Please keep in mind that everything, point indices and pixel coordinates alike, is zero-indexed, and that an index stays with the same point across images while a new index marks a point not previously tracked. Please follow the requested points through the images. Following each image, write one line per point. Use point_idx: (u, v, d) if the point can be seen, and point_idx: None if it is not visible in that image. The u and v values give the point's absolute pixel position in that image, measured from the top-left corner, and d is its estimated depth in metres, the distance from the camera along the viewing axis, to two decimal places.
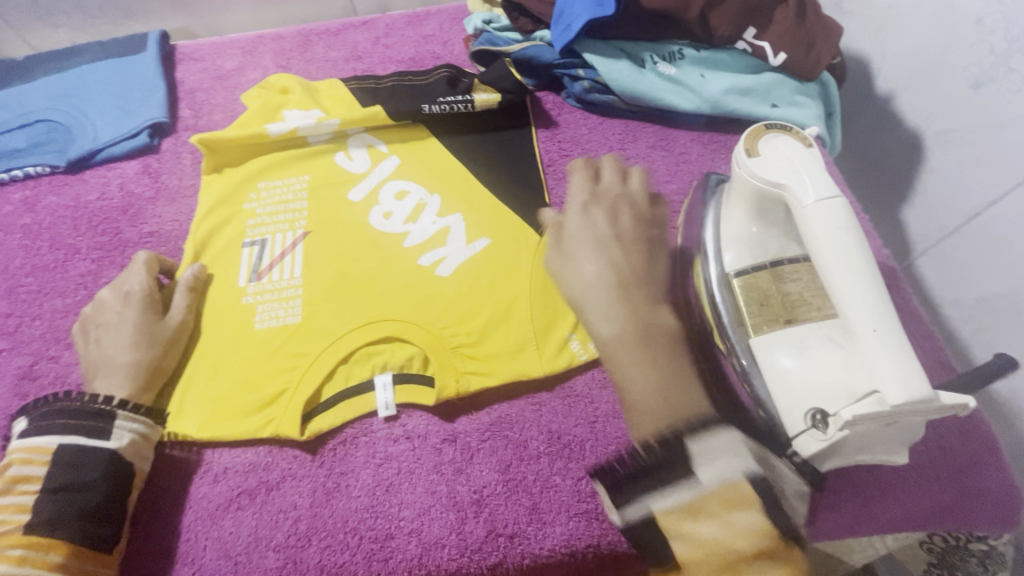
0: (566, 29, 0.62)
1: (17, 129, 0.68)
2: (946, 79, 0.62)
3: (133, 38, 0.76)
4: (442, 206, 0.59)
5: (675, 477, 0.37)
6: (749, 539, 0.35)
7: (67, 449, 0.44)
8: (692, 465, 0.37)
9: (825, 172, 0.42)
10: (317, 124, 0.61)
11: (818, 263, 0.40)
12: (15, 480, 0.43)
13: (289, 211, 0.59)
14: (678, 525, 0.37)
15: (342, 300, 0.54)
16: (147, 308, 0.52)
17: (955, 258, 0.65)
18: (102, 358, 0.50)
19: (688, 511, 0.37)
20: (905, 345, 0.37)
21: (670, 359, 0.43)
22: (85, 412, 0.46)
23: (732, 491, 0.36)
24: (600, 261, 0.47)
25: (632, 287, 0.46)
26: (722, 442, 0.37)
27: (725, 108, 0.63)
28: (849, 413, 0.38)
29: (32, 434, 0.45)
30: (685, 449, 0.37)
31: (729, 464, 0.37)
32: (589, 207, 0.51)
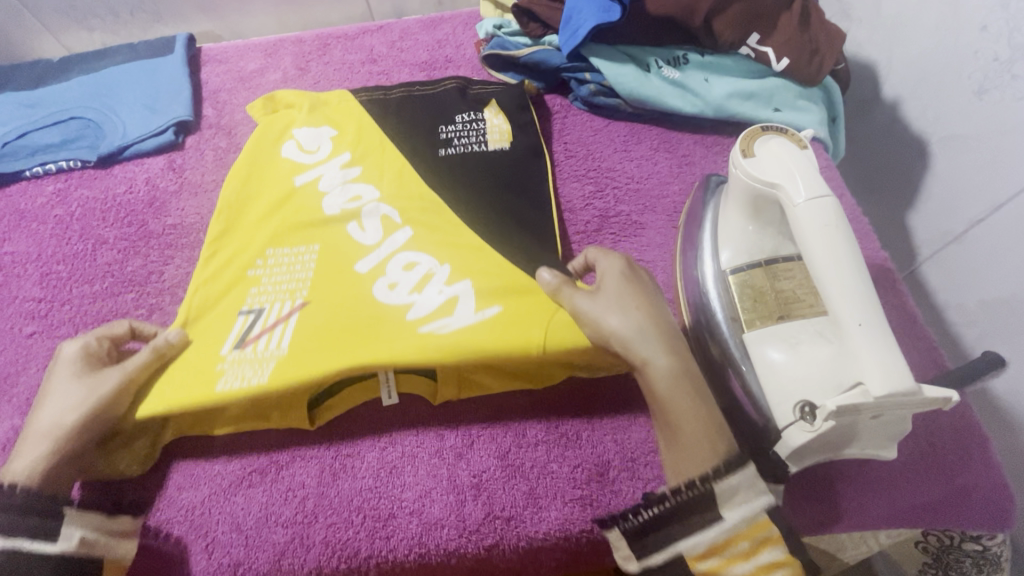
0: (573, 34, 0.64)
1: (53, 126, 0.72)
2: (951, 85, 0.63)
3: (162, 41, 0.80)
4: (453, 274, 0.53)
5: (702, 519, 0.41)
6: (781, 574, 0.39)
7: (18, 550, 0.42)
8: (719, 504, 0.41)
9: (818, 173, 0.43)
10: (340, 172, 0.61)
11: (807, 260, 0.41)
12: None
13: (292, 279, 0.55)
14: (711, 565, 0.41)
15: (323, 353, 0.49)
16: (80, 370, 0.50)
17: (959, 263, 0.65)
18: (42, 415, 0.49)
19: (718, 552, 0.41)
20: (890, 339, 0.38)
21: (710, 409, 0.43)
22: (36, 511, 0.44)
23: (758, 526, 0.40)
24: (645, 309, 0.47)
25: (676, 345, 0.46)
26: (744, 479, 0.41)
27: (728, 112, 0.64)
28: (834, 403, 0.39)
29: None
30: (713, 489, 0.40)
31: (751, 501, 0.41)
32: (626, 275, 0.49)
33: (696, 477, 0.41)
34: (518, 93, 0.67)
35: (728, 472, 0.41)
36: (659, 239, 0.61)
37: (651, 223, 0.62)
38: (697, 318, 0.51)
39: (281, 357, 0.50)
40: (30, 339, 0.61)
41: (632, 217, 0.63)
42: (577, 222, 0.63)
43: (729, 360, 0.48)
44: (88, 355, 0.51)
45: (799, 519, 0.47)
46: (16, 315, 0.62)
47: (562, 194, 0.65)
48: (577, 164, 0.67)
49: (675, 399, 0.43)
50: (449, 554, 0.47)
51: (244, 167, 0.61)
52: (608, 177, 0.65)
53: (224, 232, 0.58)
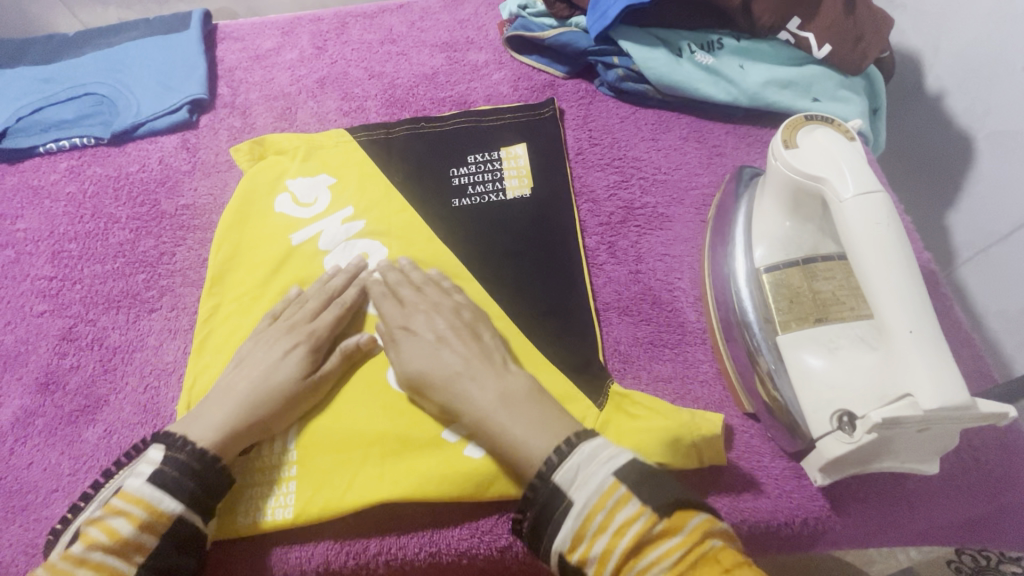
0: (601, 16, 0.61)
1: (66, 102, 0.71)
2: (1003, 77, 0.59)
3: (178, 17, 0.78)
4: None
5: (560, 508, 0.37)
6: (637, 529, 0.35)
7: (183, 527, 0.41)
8: (566, 491, 0.38)
9: (867, 166, 0.40)
10: (343, 229, 0.59)
11: (854, 260, 0.38)
12: (127, 544, 0.39)
13: None
14: (582, 552, 0.36)
15: (336, 469, 0.48)
16: (313, 363, 0.50)
17: (1001, 266, 0.62)
18: (229, 388, 0.47)
19: (582, 534, 0.36)
20: (943, 347, 0.35)
21: (515, 416, 0.43)
22: (212, 484, 0.43)
23: (607, 489, 0.37)
24: (414, 349, 0.48)
25: (473, 364, 0.46)
26: (582, 455, 0.39)
27: (764, 100, 0.61)
28: (879, 415, 0.37)
29: (152, 479, 0.41)
30: (553, 484, 0.38)
31: (594, 471, 0.38)
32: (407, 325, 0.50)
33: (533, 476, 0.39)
34: (536, 127, 0.64)
35: (562, 458, 0.39)
36: (686, 233, 0.58)
37: (677, 216, 0.59)
38: (729, 322, 0.48)
39: (295, 460, 0.48)
40: (41, 318, 0.60)
41: (658, 209, 0.60)
42: (600, 213, 0.60)
43: (762, 367, 0.45)
44: (327, 342, 0.52)
45: (827, 531, 0.44)
46: (28, 294, 0.62)
47: (586, 183, 0.62)
48: (602, 152, 0.64)
49: (490, 417, 0.43)
50: (460, 555, 0.46)
51: (239, 227, 0.60)
52: (634, 166, 0.62)
53: (215, 309, 0.56)
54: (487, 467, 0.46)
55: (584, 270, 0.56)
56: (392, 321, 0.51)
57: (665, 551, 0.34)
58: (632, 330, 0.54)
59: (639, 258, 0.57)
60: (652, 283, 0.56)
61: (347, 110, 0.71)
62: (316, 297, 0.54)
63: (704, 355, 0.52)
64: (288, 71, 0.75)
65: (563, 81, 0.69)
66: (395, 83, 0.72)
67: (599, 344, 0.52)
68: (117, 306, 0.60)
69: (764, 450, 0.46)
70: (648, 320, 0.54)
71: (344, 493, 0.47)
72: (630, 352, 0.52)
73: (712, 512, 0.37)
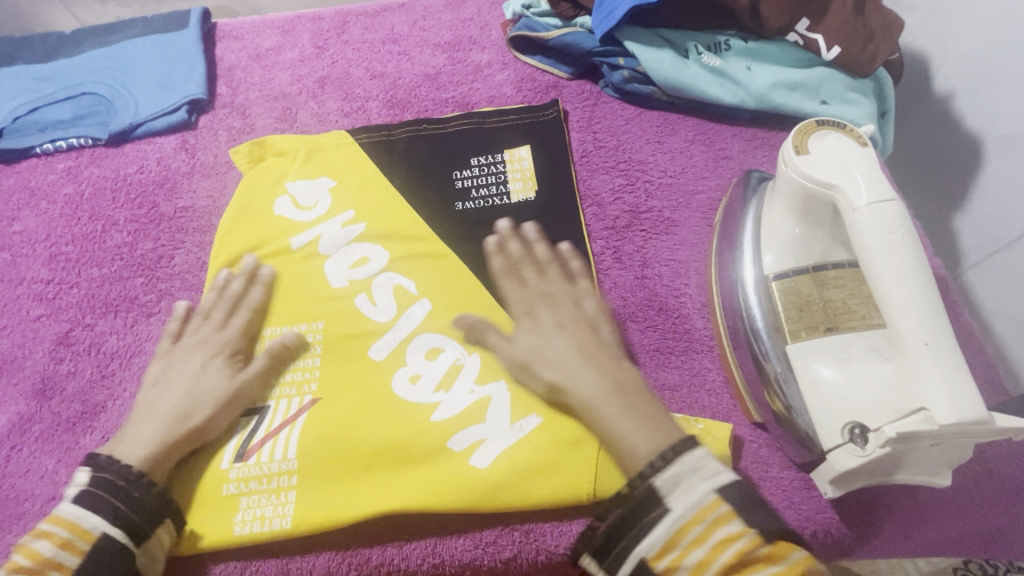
0: (607, 17, 0.60)
1: (63, 101, 0.70)
2: (1014, 79, 0.58)
3: (177, 15, 0.77)
4: (480, 370, 0.51)
5: (652, 516, 0.39)
6: (736, 548, 0.37)
7: (107, 543, 0.41)
8: (664, 497, 0.39)
9: (881, 174, 0.39)
10: (343, 232, 0.58)
11: (867, 270, 0.37)
12: (47, 564, 0.40)
13: (297, 370, 0.52)
14: (670, 560, 0.38)
15: (339, 478, 0.47)
16: (235, 367, 0.51)
17: (1009, 271, 0.61)
18: (151, 405, 0.48)
19: (674, 544, 0.38)
20: (958, 361, 0.35)
21: (631, 408, 0.43)
22: (139, 498, 0.43)
23: (709, 506, 0.39)
24: (530, 331, 0.49)
25: (591, 351, 0.47)
26: (687, 467, 0.40)
27: (772, 103, 0.60)
28: (893, 429, 0.37)
29: (74, 501, 0.43)
30: (653, 486, 0.40)
31: (695, 484, 0.39)
32: (530, 305, 0.50)
33: (635, 477, 0.41)
34: (540, 130, 0.63)
35: (664, 465, 0.40)
36: (692, 237, 0.58)
37: (683, 220, 0.58)
38: (737, 330, 0.47)
39: (296, 468, 0.48)
40: (38, 322, 0.59)
41: (664, 213, 0.59)
42: (605, 217, 0.59)
43: (770, 377, 0.44)
44: (244, 346, 0.52)
45: (835, 543, 0.44)
46: (24, 297, 0.61)
47: (590, 187, 0.61)
48: (607, 155, 0.63)
49: (601, 405, 0.44)
50: (464, 566, 0.46)
51: (238, 230, 0.59)
52: (639, 169, 0.62)
53: None
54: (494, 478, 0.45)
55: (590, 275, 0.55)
56: (512, 297, 0.52)
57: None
58: (638, 336, 0.53)
59: (644, 263, 0.56)
60: (659, 288, 0.55)
61: (348, 110, 0.70)
62: (224, 305, 0.54)
63: (711, 362, 0.51)
64: (288, 71, 0.74)
65: (568, 82, 0.68)
66: (397, 83, 0.71)
67: None
68: (115, 310, 0.59)
69: (772, 461, 0.46)
70: (654, 326, 0.53)
71: (347, 502, 0.46)
72: (636, 359, 0.52)
73: (802, 545, 0.39)
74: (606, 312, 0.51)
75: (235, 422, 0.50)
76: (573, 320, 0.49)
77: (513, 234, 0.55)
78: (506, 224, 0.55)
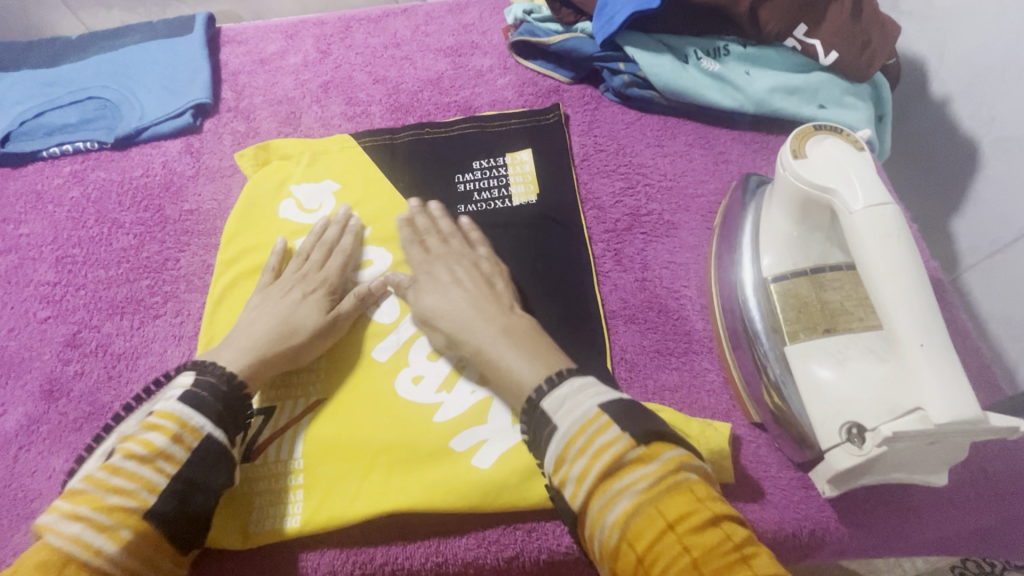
0: (608, 22, 0.61)
1: (70, 106, 0.70)
2: (1011, 82, 0.59)
3: (182, 20, 0.78)
4: None
5: (544, 434, 0.40)
6: (611, 453, 0.36)
7: (210, 445, 0.43)
8: (551, 417, 0.40)
9: (876, 178, 0.40)
10: None
11: (863, 272, 0.38)
12: (156, 454, 0.40)
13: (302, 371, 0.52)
14: (564, 474, 0.38)
15: (343, 477, 0.48)
16: (330, 303, 0.53)
17: (1006, 273, 0.61)
18: (252, 324, 0.51)
19: (564, 458, 0.38)
20: (954, 361, 0.35)
21: (521, 346, 0.46)
22: (233, 407, 0.45)
23: (589, 417, 0.39)
24: (428, 290, 0.51)
25: (485, 302, 0.49)
26: (569, 389, 0.41)
27: (770, 107, 0.61)
28: (889, 428, 0.37)
29: (182, 399, 0.43)
30: (538, 408, 0.41)
31: (579, 402, 0.40)
32: (432, 267, 0.53)
33: (525, 403, 0.42)
34: (542, 133, 0.64)
35: (551, 387, 0.42)
36: (692, 240, 0.58)
37: (683, 223, 0.59)
38: (736, 332, 0.48)
39: (301, 469, 0.48)
40: (45, 323, 0.60)
41: (664, 216, 0.60)
42: (606, 220, 0.60)
43: (768, 376, 0.45)
44: (341, 286, 0.55)
45: (833, 542, 0.44)
46: (31, 299, 0.61)
47: (591, 190, 0.62)
48: (607, 159, 0.64)
49: (490, 350, 0.46)
50: (466, 565, 0.46)
51: (244, 233, 0.60)
52: (639, 173, 0.62)
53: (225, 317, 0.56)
54: (497, 479, 0.46)
55: (592, 277, 0.56)
56: (415, 262, 0.54)
57: (640, 473, 0.35)
58: (639, 338, 0.53)
59: (644, 266, 0.57)
60: (659, 291, 0.56)
61: (352, 114, 0.71)
62: (322, 249, 0.57)
63: (711, 363, 0.52)
64: (293, 75, 0.74)
65: (568, 86, 0.69)
66: (400, 87, 0.72)
67: (606, 352, 0.52)
68: (121, 312, 0.60)
69: (771, 461, 0.46)
70: (654, 328, 0.54)
71: (351, 502, 0.47)
72: (636, 360, 0.52)
73: (684, 446, 0.38)
74: (505, 273, 0.54)
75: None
76: (469, 277, 0.52)
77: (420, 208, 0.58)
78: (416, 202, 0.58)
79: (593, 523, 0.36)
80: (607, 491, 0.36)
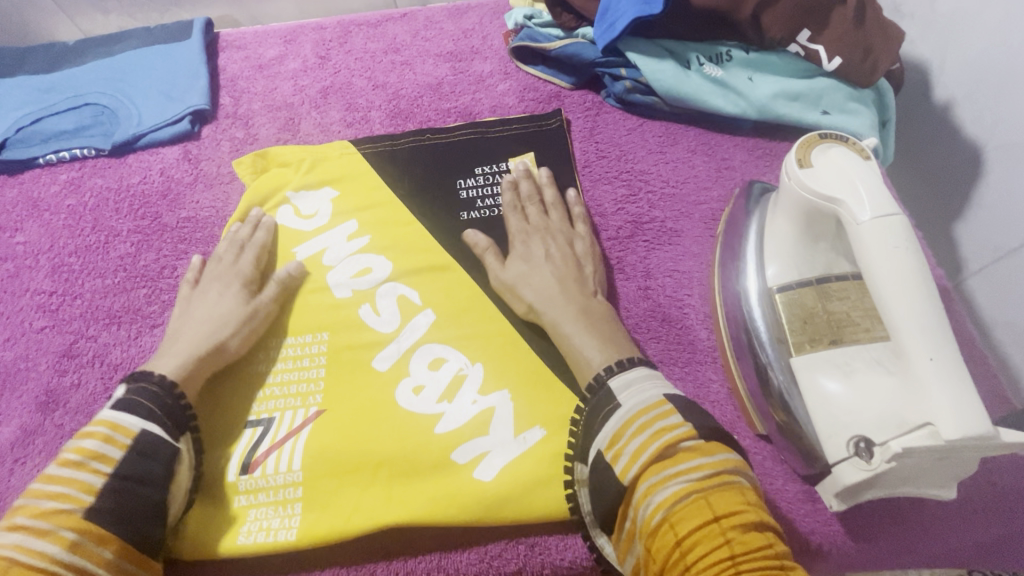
0: (609, 28, 0.61)
1: (66, 112, 0.70)
2: (1015, 86, 0.58)
3: (180, 25, 0.77)
4: (484, 381, 0.51)
5: (606, 407, 0.42)
6: (671, 437, 0.38)
7: (145, 440, 0.42)
8: (615, 395, 0.42)
9: (884, 187, 0.39)
10: (347, 244, 0.59)
11: (871, 282, 0.37)
12: (90, 456, 0.41)
13: (302, 382, 0.52)
14: (618, 449, 0.40)
15: (344, 489, 0.47)
16: (248, 293, 0.54)
17: (1011, 278, 0.61)
18: (184, 332, 0.51)
19: (622, 435, 0.40)
20: (964, 375, 0.35)
21: (602, 328, 0.48)
22: (169, 403, 0.45)
23: (653, 404, 0.41)
24: (521, 259, 0.54)
25: (571, 284, 0.52)
26: (637, 373, 0.43)
27: (773, 113, 0.60)
28: (899, 445, 0.37)
29: (115, 407, 0.44)
30: (607, 386, 0.43)
31: (648, 388, 0.42)
32: (529, 236, 0.56)
33: (597, 377, 0.44)
34: (543, 139, 0.64)
35: (621, 369, 0.44)
36: (695, 248, 0.58)
37: (686, 231, 0.59)
38: (741, 341, 0.48)
39: (300, 481, 0.48)
40: (41, 333, 0.59)
41: (667, 223, 0.59)
42: (608, 227, 0.59)
43: (774, 387, 0.44)
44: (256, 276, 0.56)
45: (839, 555, 0.44)
46: (27, 309, 0.61)
47: (593, 197, 0.61)
48: (609, 165, 0.63)
49: (568, 327, 0.49)
50: None
51: None
52: (641, 180, 0.62)
53: None
54: (498, 492, 0.45)
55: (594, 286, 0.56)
56: (513, 227, 0.57)
57: (695, 463, 0.37)
58: (642, 347, 0.53)
59: (647, 274, 0.56)
60: (662, 299, 0.55)
61: (351, 120, 0.70)
62: (234, 245, 0.57)
63: (715, 374, 0.51)
64: (291, 81, 0.74)
65: (569, 92, 0.68)
66: (399, 93, 0.71)
67: None
68: (118, 322, 0.59)
69: (776, 474, 0.46)
70: (657, 337, 0.53)
71: (350, 516, 0.46)
72: None
73: (737, 451, 0.39)
74: (596, 255, 0.56)
75: (240, 433, 0.50)
76: (559, 254, 0.54)
77: (528, 175, 0.60)
78: (525, 167, 0.60)
79: (638, 500, 0.37)
80: (660, 473, 0.37)
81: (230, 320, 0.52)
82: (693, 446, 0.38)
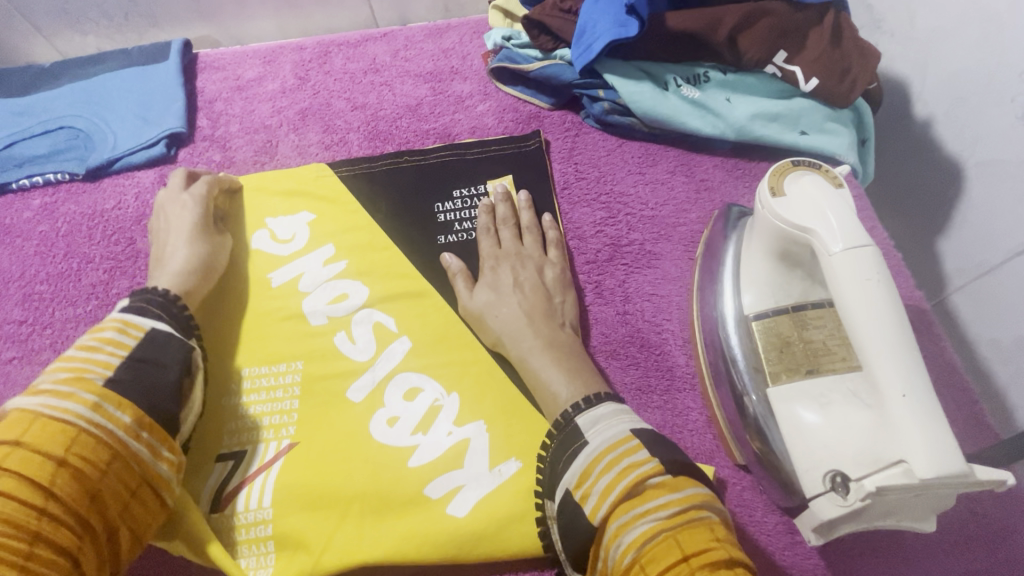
0: (586, 50, 0.60)
1: (40, 137, 0.69)
2: (993, 105, 0.58)
3: (157, 46, 0.77)
4: (461, 411, 0.50)
5: (574, 446, 0.41)
6: (639, 473, 0.37)
7: (159, 333, 0.43)
8: (583, 432, 0.41)
9: (855, 217, 0.39)
10: (322, 269, 0.58)
11: (843, 316, 0.37)
12: (106, 341, 0.41)
13: (275, 414, 0.51)
14: (586, 488, 0.39)
15: (316, 527, 0.46)
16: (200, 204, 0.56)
17: (992, 296, 0.60)
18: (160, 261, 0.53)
19: (588, 474, 0.39)
20: (936, 410, 0.34)
21: (569, 360, 0.48)
22: (175, 311, 0.47)
23: (619, 440, 0.40)
24: (488, 287, 0.53)
25: (537, 315, 0.51)
26: (604, 409, 0.42)
27: (752, 134, 0.60)
28: (872, 483, 0.36)
29: (129, 309, 0.44)
30: (575, 423, 0.42)
31: (614, 423, 0.41)
32: (498, 264, 0.55)
33: (560, 418, 0.44)
34: (522, 161, 0.63)
35: (588, 406, 0.43)
36: (674, 271, 0.57)
37: (665, 253, 0.58)
38: (717, 367, 0.47)
39: (271, 519, 0.46)
40: (9, 365, 0.58)
41: (645, 246, 0.59)
42: (587, 250, 0.59)
43: (750, 416, 0.44)
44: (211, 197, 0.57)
45: None
46: None
47: (572, 219, 0.61)
48: (588, 187, 0.63)
49: (533, 360, 0.48)
50: None
51: None
52: (621, 202, 0.61)
53: None
54: (471, 528, 0.45)
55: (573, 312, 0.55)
56: (485, 253, 0.56)
57: (663, 501, 0.36)
58: (620, 374, 0.52)
59: (626, 298, 0.56)
60: (641, 325, 0.54)
61: (329, 142, 0.69)
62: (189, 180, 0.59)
63: (693, 401, 0.51)
64: (269, 102, 0.73)
65: (549, 112, 0.68)
66: (378, 114, 0.71)
67: None
68: None
69: (756, 504, 0.46)
70: (636, 363, 0.53)
71: (321, 554, 0.45)
72: None
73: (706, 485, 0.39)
74: (567, 282, 0.55)
75: (211, 467, 0.49)
76: (528, 282, 0.53)
77: (505, 198, 0.59)
78: (501, 189, 0.60)
79: (608, 542, 0.36)
80: (628, 513, 0.36)
81: (195, 233, 0.54)
82: (660, 480, 0.37)
